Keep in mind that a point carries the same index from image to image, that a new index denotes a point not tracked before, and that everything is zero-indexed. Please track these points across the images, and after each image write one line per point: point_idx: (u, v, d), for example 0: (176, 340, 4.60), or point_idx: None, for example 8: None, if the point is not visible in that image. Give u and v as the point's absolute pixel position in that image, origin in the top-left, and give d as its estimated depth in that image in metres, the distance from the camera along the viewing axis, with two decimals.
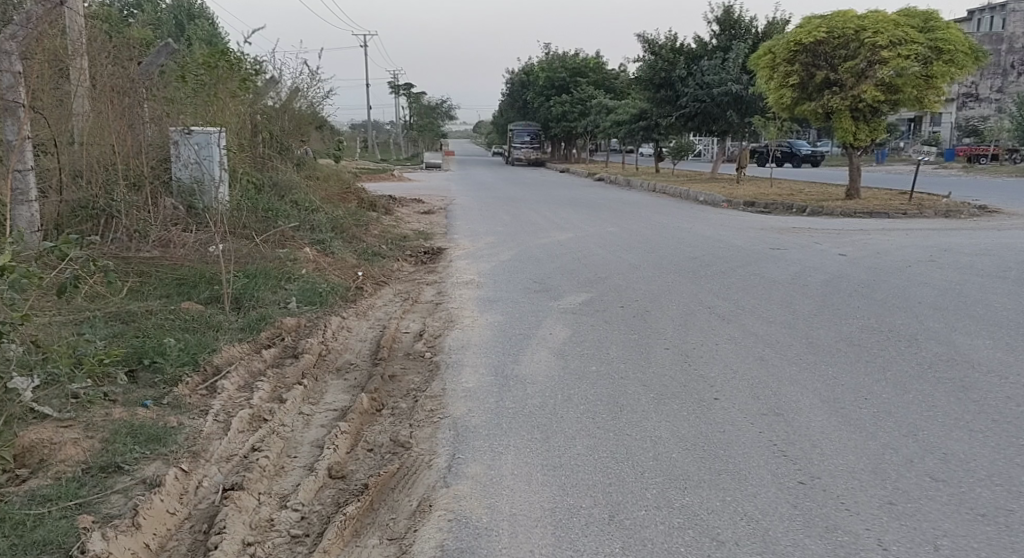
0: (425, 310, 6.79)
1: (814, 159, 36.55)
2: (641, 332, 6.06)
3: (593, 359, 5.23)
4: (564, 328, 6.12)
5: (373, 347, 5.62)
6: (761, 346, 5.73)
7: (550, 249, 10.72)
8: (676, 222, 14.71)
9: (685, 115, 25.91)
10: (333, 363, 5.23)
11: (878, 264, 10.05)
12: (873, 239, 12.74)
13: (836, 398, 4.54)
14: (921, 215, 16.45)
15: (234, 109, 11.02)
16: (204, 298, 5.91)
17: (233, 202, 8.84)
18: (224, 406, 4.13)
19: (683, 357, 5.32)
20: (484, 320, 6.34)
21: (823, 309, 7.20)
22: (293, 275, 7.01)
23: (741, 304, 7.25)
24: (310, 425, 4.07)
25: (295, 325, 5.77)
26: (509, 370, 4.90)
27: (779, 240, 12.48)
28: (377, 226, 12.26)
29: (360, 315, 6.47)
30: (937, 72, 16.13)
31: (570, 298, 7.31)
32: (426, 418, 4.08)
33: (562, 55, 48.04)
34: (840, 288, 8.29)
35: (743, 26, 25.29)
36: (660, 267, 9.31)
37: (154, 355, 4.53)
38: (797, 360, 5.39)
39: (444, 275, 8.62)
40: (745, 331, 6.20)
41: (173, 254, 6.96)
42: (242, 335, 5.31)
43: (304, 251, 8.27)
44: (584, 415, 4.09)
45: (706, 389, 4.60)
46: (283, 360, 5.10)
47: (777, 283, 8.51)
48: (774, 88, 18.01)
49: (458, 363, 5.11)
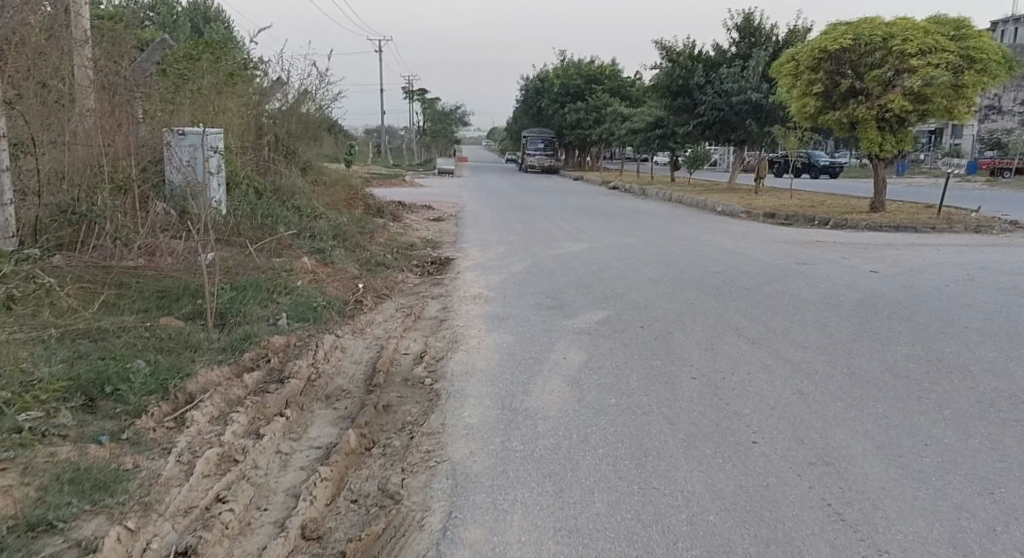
0: (427, 328, 6.26)
1: (832, 170, 35.92)
2: (664, 358, 5.49)
3: (611, 390, 4.66)
4: (580, 351, 5.57)
5: (368, 371, 5.09)
6: (798, 376, 5.15)
7: (564, 261, 10.19)
8: (696, 233, 14.13)
9: (702, 124, 25.33)
10: (322, 390, 4.72)
11: (912, 282, 9.43)
12: (904, 256, 12.08)
13: (891, 443, 3.95)
14: (950, 230, 15.76)
15: (235, 111, 10.58)
16: (185, 314, 5.44)
17: (228, 210, 8.38)
18: (190, 443, 3.62)
19: (713, 389, 4.76)
20: (491, 341, 5.79)
21: (863, 333, 6.58)
22: (288, 288, 6.51)
23: (771, 327, 6.67)
24: (287, 468, 3.55)
25: (284, 344, 5.27)
26: (516, 403, 4.35)
27: (804, 255, 11.87)
28: (384, 234, 11.78)
29: (357, 333, 5.95)
30: (968, 82, 15.49)
31: (585, 316, 6.77)
32: (421, 463, 3.54)
33: (578, 61, 47.58)
34: (876, 309, 7.67)
35: (764, 33, 24.72)
36: (680, 283, 8.76)
37: (118, 381, 4.03)
38: (839, 394, 4.80)
39: (451, 288, 8.09)
40: (779, 359, 5.61)
41: (158, 263, 6.47)
42: (222, 357, 4.83)
43: (302, 261, 7.78)
44: (603, 462, 3.53)
45: (742, 429, 4.04)
46: (266, 387, 4.60)
47: (808, 303, 7.92)
48: (797, 97, 17.44)
49: (460, 392, 4.56)
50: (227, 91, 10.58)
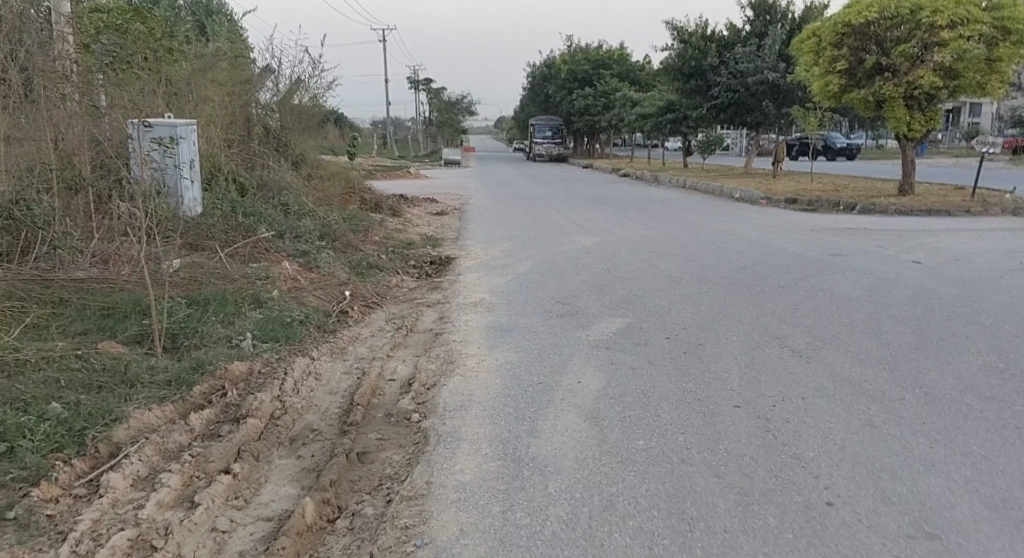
0: (420, 345, 5.40)
1: (848, 153, 34.81)
2: (699, 379, 4.60)
3: (639, 426, 3.79)
4: (598, 372, 4.70)
5: (345, 404, 4.24)
6: (863, 402, 4.25)
7: (575, 257, 9.32)
8: (716, 223, 13.19)
9: (716, 107, 24.29)
10: (286, 430, 3.89)
11: (962, 274, 8.47)
12: (944, 243, 11.10)
13: (1005, 498, 3.07)
14: (986, 213, 14.73)
15: (216, 102, 9.74)
16: (130, 336, 4.63)
17: (199, 211, 7.59)
18: (95, 524, 2.81)
19: (763, 423, 3.88)
20: (493, 361, 4.92)
21: (924, 339, 5.66)
22: (260, 300, 5.68)
23: (818, 334, 5.76)
24: (221, 554, 2.73)
25: (245, 372, 4.43)
26: (520, 450, 3.48)
27: (835, 244, 10.90)
28: (380, 231, 10.91)
29: (337, 353, 5.08)
30: (1002, 54, 14.45)
31: (601, 326, 5.89)
32: (395, 545, 2.70)
33: (584, 47, 46.50)
34: (932, 309, 6.73)
35: (780, 11, 23.49)
36: (706, 282, 7.85)
37: (17, 434, 3.21)
38: (919, 425, 3.90)
39: (450, 293, 7.24)
40: (834, 377, 4.71)
41: (110, 273, 5.70)
42: (166, 392, 4.00)
43: (282, 266, 6.94)
44: (635, 543, 2.67)
45: (810, 484, 3.16)
46: (217, 431, 3.78)
47: (852, 302, 7.00)
48: (819, 75, 16.32)
49: (453, 435, 3.69)
50: (208, 80, 9.74)
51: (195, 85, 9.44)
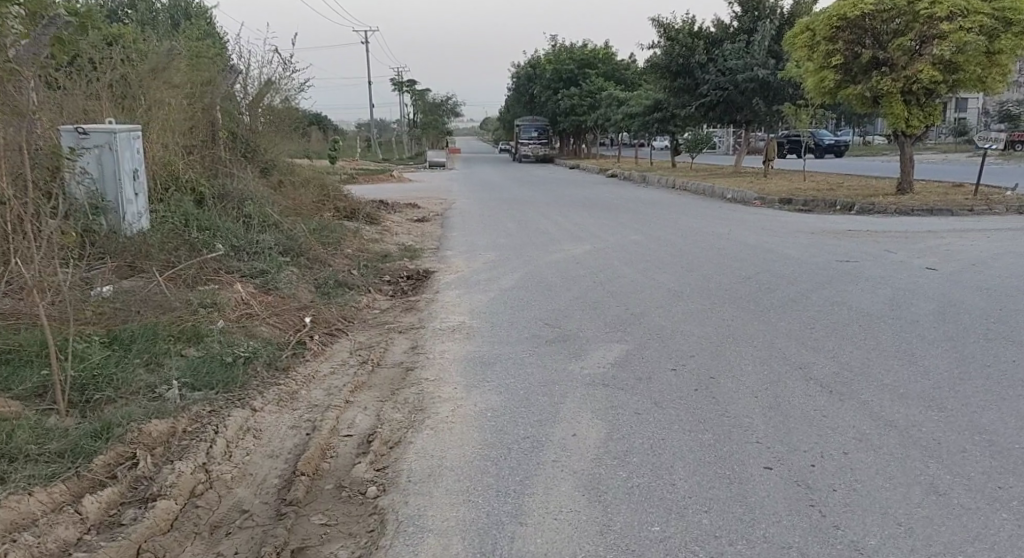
0: (385, 386, 4.59)
1: (837, 150, 34.33)
2: (716, 428, 3.83)
3: (653, 501, 3.03)
4: (596, 420, 3.92)
5: (287, 470, 3.46)
6: (917, 456, 3.51)
7: (564, 269, 8.53)
8: (711, 226, 12.48)
9: (705, 105, 23.62)
10: (209, 512, 3.10)
11: (985, 282, 7.77)
12: (955, 245, 10.42)
13: None
14: (990, 212, 14.13)
15: (171, 105, 8.87)
16: (28, 389, 3.79)
17: (140, 227, 6.73)
18: None
19: (804, 494, 3.12)
20: (469, 407, 4.14)
21: (968, 366, 4.92)
22: (199, 334, 4.85)
23: (846, 362, 5.02)
24: None
25: (165, 435, 3.61)
26: (500, 547, 2.70)
27: (840, 248, 10.22)
28: (353, 242, 10.08)
29: (285, 400, 4.28)
30: (1004, 47, 13.71)
31: (596, 356, 5.12)
32: None
33: (569, 46, 45.76)
34: (965, 326, 6.00)
35: (768, 6, 22.94)
36: (709, 296, 7.09)
37: None
38: (995, 491, 3.16)
39: (426, 316, 6.44)
40: (876, 422, 3.95)
41: (21, 306, 4.86)
42: (58, 465, 3.19)
43: (234, 290, 6.12)
44: None
45: None
46: (118, 520, 2.98)
47: (875, 319, 6.24)
48: (813, 71, 15.64)
49: (415, 522, 2.91)
50: (162, 80, 8.92)
51: (147, 87, 8.58)
